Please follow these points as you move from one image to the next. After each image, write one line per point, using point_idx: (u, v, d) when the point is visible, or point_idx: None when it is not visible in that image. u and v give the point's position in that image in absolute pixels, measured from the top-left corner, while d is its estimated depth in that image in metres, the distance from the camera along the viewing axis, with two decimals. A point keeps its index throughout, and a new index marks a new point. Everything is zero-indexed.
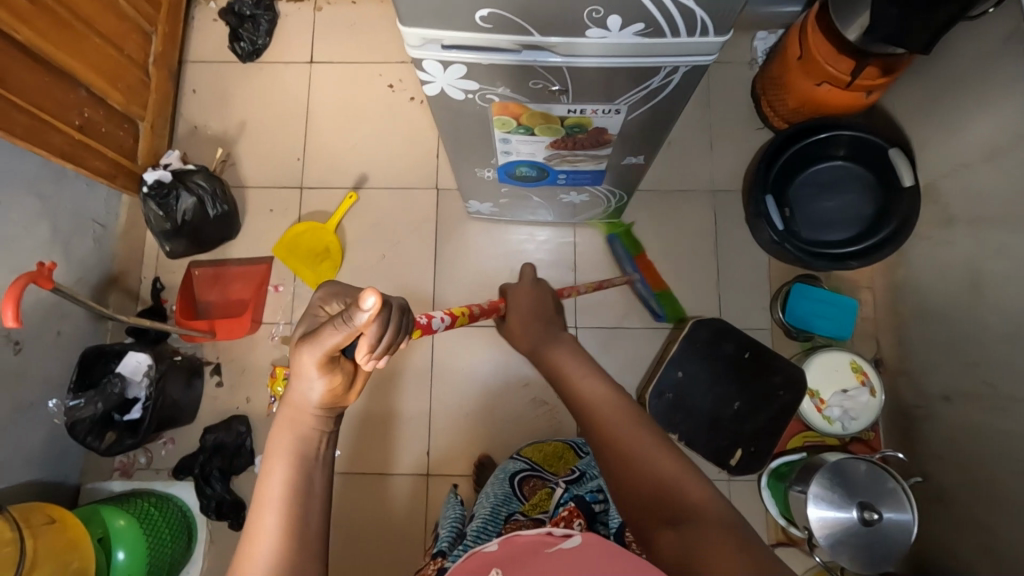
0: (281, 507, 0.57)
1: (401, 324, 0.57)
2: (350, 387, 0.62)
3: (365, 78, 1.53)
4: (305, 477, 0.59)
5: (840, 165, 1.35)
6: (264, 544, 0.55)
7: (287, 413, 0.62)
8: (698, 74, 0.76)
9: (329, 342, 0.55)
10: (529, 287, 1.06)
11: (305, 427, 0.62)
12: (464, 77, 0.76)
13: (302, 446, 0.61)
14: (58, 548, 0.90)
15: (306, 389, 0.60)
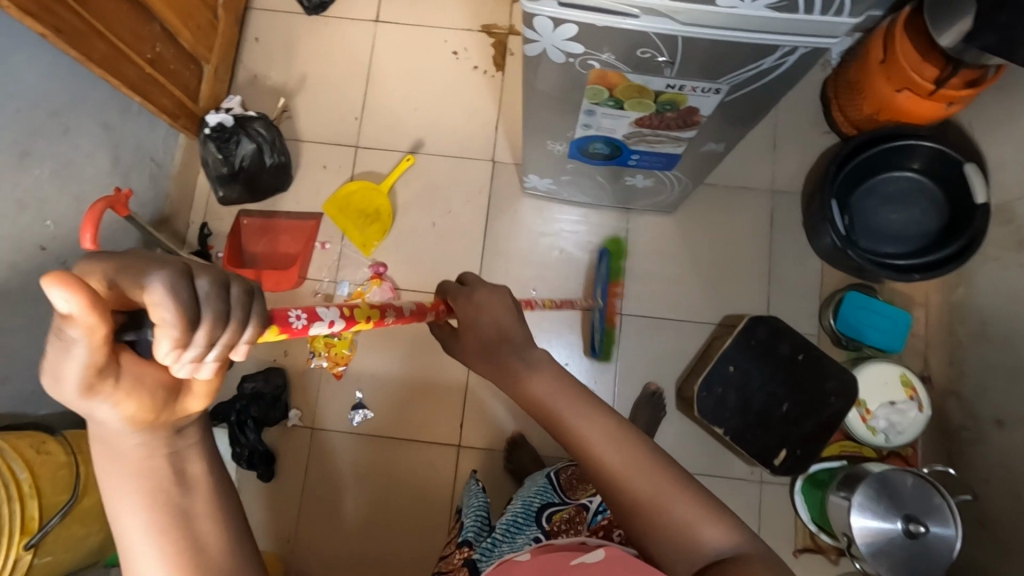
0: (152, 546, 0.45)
1: (223, 298, 0.37)
2: (167, 403, 0.44)
3: (429, 43, 1.51)
4: (174, 515, 0.45)
5: (908, 177, 1.33)
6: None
7: (97, 449, 0.44)
8: (812, 58, 0.74)
9: (75, 359, 0.37)
10: (486, 293, 0.83)
11: (136, 455, 0.45)
12: (571, 39, 0.74)
13: (151, 469, 0.45)
14: None
15: (97, 414, 0.41)
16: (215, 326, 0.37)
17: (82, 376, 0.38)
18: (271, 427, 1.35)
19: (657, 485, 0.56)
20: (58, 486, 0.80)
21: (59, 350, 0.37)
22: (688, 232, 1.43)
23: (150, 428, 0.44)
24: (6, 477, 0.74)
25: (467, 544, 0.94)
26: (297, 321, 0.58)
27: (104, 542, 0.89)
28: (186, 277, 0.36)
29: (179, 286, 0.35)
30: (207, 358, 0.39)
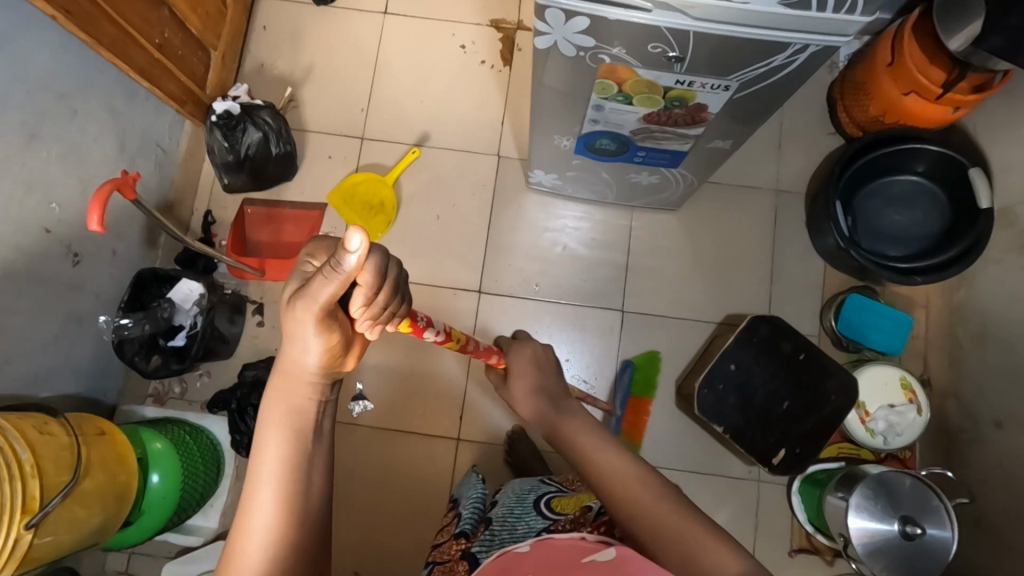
0: (274, 493, 0.51)
1: (401, 278, 0.52)
2: (342, 354, 0.55)
3: (437, 36, 1.51)
4: (299, 472, 0.53)
5: (912, 181, 1.33)
6: (261, 522, 0.51)
7: (280, 382, 0.55)
8: (823, 55, 0.74)
9: (320, 294, 0.48)
10: (534, 346, 0.99)
11: (298, 401, 0.55)
12: (582, 32, 0.74)
13: (301, 419, 0.54)
14: (108, 461, 0.90)
15: (301, 354, 0.53)
16: (391, 296, 0.52)
17: (326, 306, 0.49)
18: None
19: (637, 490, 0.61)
20: (61, 466, 0.81)
21: (325, 281, 0.48)
22: (691, 231, 1.43)
23: (326, 373, 0.55)
24: (7, 457, 0.74)
25: (465, 536, 0.94)
26: (424, 321, 0.72)
27: (104, 524, 0.90)
28: (388, 259, 0.50)
29: (383, 262, 0.49)
30: (378, 319, 0.53)
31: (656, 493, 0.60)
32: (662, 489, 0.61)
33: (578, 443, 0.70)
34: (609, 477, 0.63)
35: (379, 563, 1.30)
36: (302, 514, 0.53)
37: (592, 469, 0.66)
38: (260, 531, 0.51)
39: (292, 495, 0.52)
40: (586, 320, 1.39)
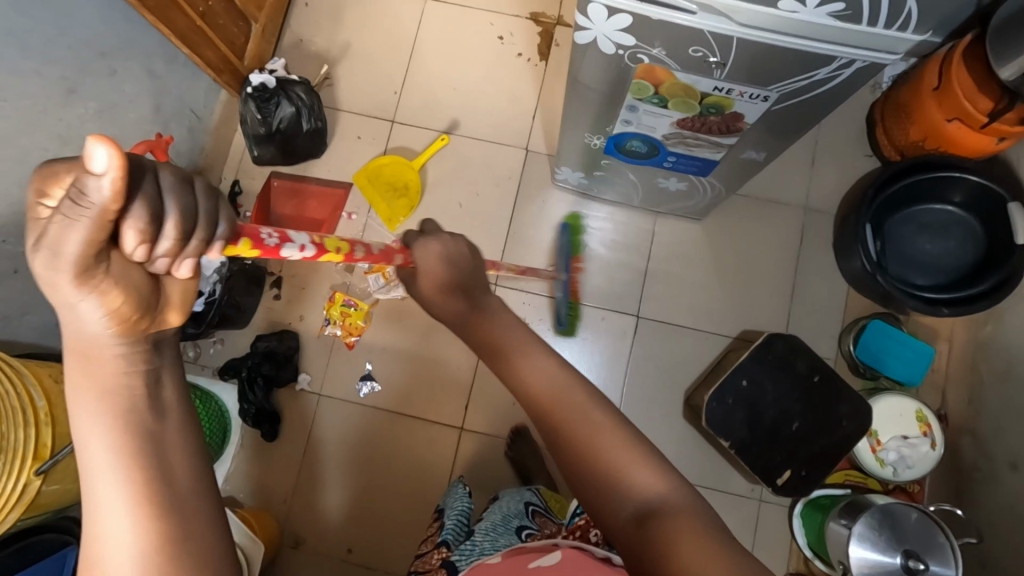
0: (120, 489, 0.41)
1: (190, 200, 0.40)
2: (147, 312, 0.42)
3: (477, 26, 1.50)
4: (150, 458, 0.43)
5: (947, 210, 1.30)
6: (111, 519, 0.41)
7: (74, 362, 0.42)
8: (870, 71, 0.72)
9: (71, 241, 0.36)
10: (438, 243, 0.75)
11: (111, 383, 0.42)
12: (624, 30, 0.73)
13: (122, 400, 0.43)
14: None
15: (81, 320, 0.40)
16: (181, 231, 0.39)
17: (80, 253, 0.36)
18: (279, 388, 1.37)
19: (593, 426, 0.56)
20: None
21: (68, 221, 0.35)
22: (714, 243, 1.41)
23: (132, 339, 0.42)
24: (24, 402, 0.76)
25: (444, 547, 0.94)
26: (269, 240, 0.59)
27: None
28: (151, 177, 0.37)
29: (143, 181, 0.37)
30: (179, 254, 0.40)
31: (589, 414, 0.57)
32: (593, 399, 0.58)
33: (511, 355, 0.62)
34: (550, 397, 0.58)
35: (373, 542, 1.31)
36: (167, 500, 0.43)
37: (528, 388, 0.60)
38: (116, 544, 0.41)
39: (148, 489, 0.42)
40: (596, 322, 1.38)
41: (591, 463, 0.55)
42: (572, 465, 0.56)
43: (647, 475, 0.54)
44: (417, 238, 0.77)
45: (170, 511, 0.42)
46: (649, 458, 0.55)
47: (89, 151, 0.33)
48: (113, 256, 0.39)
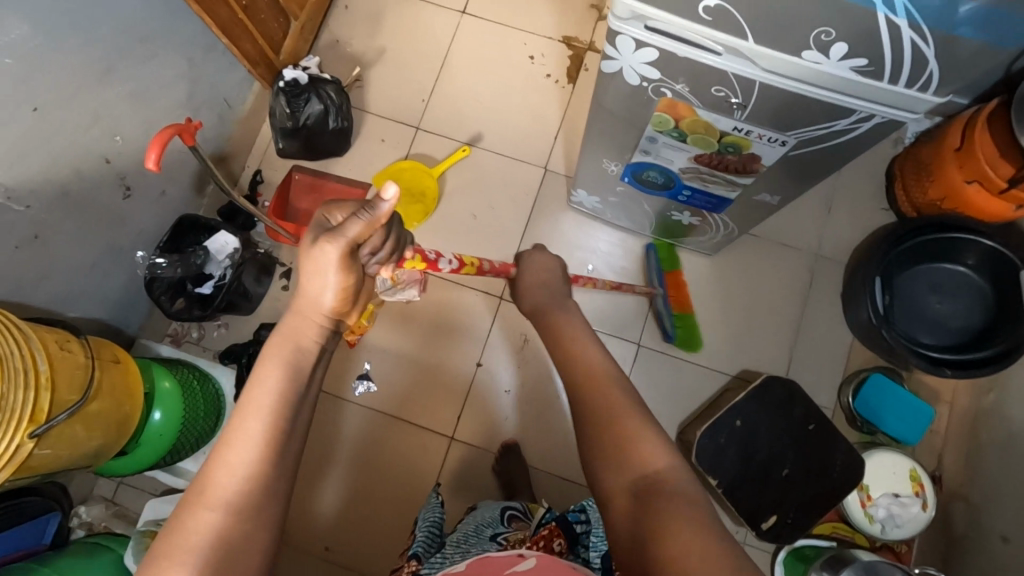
0: (261, 431, 0.54)
1: (400, 232, 0.63)
2: (350, 303, 0.62)
3: (509, 44, 1.53)
4: (290, 414, 0.56)
5: (960, 271, 1.29)
6: (241, 453, 0.53)
7: (291, 321, 0.60)
8: (887, 128, 0.72)
9: (349, 232, 0.56)
10: (541, 255, 0.91)
11: (304, 341, 0.60)
12: (650, 63, 0.74)
13: (298, 368, 0.59)
14: (118, 390, 0.93)
15: (319, 293, 0.59)
16: (393, 250, 0.63)
17: (351, 241, 0.56)
18: None
19: (615, 400, 0.60)
20: (75, 387, 0.84)
21: (356, 221, 0.56)
22: (722, 281, 1.41)
23: (335, 315, 0.62)
24: (26, 366, 0.77)
25: (415, 557, 0.92)
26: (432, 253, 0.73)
27: (101, 449, 0.92)
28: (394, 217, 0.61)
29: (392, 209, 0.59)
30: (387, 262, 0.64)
31: (618, 403, 0.59)
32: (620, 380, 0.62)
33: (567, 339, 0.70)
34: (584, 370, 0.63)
35: (355, 546, 1.31)
36: (275, 460, 0.54)
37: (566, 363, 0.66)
38: (236, 476, 0.52)
39: (273, 445, 0.54)
40: None
41: (603, 426, 0.58)
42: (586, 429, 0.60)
43: (650, 449, 0.56)
44: (528, 252, 0.92)
45: (276, 470, 0.54)
46: (658, 436, 0.57)
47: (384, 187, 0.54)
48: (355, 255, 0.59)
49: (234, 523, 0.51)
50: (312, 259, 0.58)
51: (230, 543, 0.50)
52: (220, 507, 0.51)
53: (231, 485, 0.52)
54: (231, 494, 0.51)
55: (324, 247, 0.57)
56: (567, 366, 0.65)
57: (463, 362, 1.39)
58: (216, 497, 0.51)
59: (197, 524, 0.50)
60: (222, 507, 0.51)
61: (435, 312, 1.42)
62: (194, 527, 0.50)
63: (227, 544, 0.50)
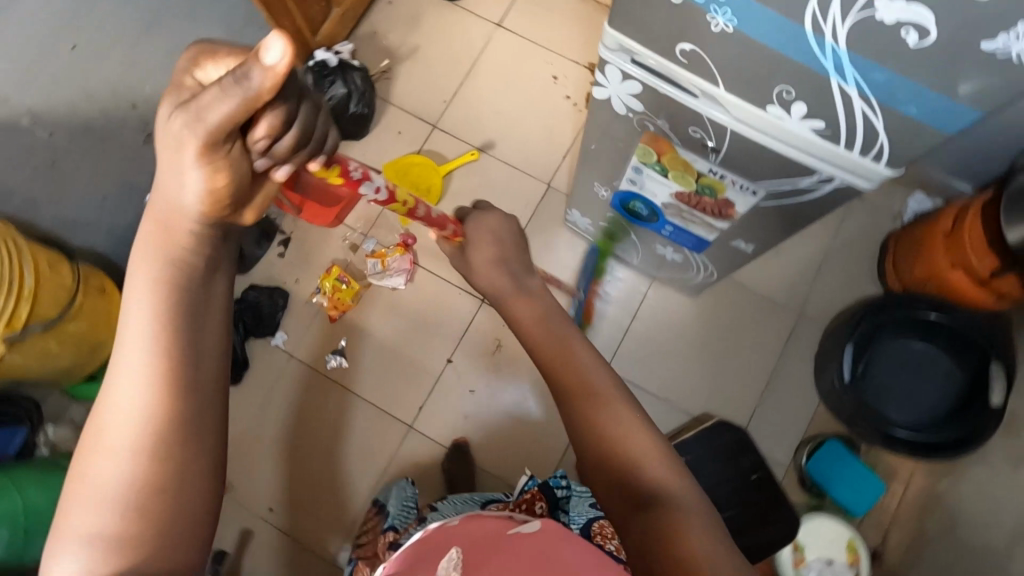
0: (142, 368, 0.51)
1: (314, 120, 0.55)
2: (235, 205, 0.57)
3: (536, 61, 1.59)
4: (175, 347, 0.53)
5: (935, 352, 1.28)
6: (128, 390, 0.51)
7: (153, 232, 0.55)
8: (848, 193, 0.75)
9: (216, 109, 0.47)
10: (494, 219, 0.94)
11: (175, 254, 0.55)
12: (636, 95, 0.78)
13: (176, 280, 0.55)
14: (97, 318, 0.99)
15: (181, 188, 0.53)
16: (297, 138, 0.54)
17: (218, 124, 0.48)
18: (255, 339, 1.43)
19: (618, 414, 0.66)
20: (57, 303, 0.90)
21: (222, 95, 0.47)
22: (700, 322, 1.43)
23: (210, 217, 0.56)
24: (14, 275, 0.83)
25: (393, 530, 0.96)
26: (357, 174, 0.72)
27: (71, 366, 0.98)
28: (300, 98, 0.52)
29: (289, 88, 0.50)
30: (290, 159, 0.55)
31: (636, 419, 0.66)
32: (624, 401, 0.67)
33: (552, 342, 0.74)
34: (579, 385, 0.69)
35: (300, 516, 1.34)
36: (174, 394, 0.52)
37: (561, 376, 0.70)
38: (127, 414, 0.50)
39: (169, 379, 0.52)
40: None
41: (607, 441, 0.64)
42: (590, 445, 0.65)
43: (660, 466, 0.63)
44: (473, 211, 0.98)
45: (179, 403, 0.52)
46: (661, 449, 0.64)
47: (265, 44, 0.45)
48: (235, 143, 0.52)
49: (141, 465, 0.50)
50: (167, 141, 0.50)
51: (143, 482, 0.50)
52: (122, 449, 0.50)
53: (126, 426, 0.50)
54: (129, 436, 0.50)
55: (180, 120, 0.49)
56: (566, 380, 0.70)
57: (436, 356, 1.42)
58: (116, 441, 0.50)
59: (102, 469, 0.49)
60: (122, 451, 0.50)
61: (418, 303, 1.45)
62: (99, 469, 0.50)
63: (140, 484, 0.49)
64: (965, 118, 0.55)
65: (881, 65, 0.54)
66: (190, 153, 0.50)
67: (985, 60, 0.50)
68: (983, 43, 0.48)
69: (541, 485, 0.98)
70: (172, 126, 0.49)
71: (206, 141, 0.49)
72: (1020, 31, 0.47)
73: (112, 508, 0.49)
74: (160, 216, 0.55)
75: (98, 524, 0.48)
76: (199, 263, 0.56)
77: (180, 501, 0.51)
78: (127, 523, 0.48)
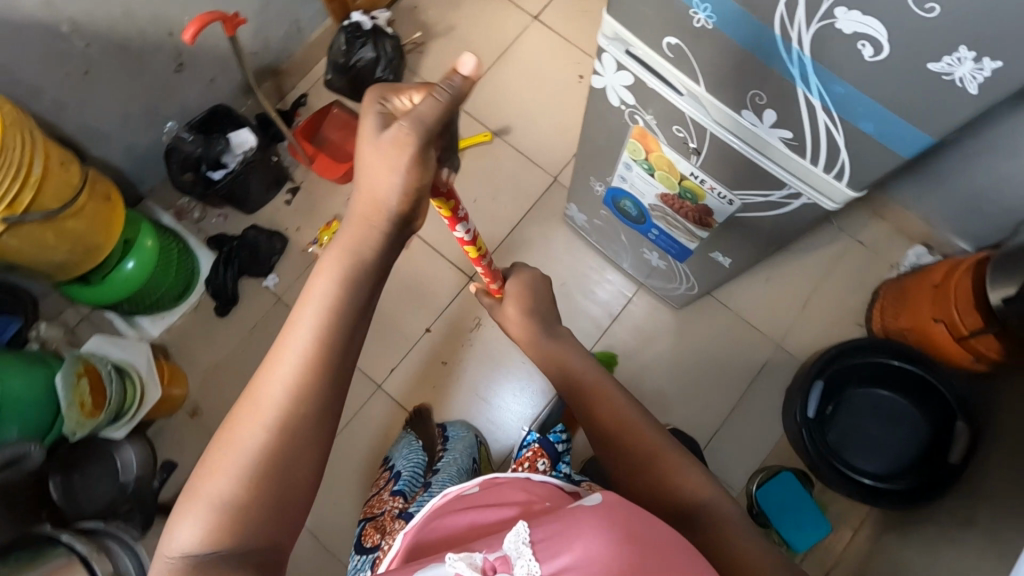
0: (303, 354, 0.51)
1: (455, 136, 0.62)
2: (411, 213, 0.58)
3: (565, 58, 1.62)
4: (337, 342, 0.52)
5: (904, 403, 1.29)
6: (281, 372, 0.51)
7: (350, 240, 0.56)
8: (815, 211, 0.76)
9: (423, 113, 0.55)
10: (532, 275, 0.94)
11: (356, 250, 0.56)
12: (627, 87, 0.81)
13: (352, 280, 0.55)
14: (97, 222, 1.05)
15: (389, 186, 0.55)
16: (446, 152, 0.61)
17: (428, 122, 0.55)
18: (248, 277, 1.48)
19: (650, 443, 0.69)
20: (60, 199, 0.96)
21: (434, 98, 0.55)
22: (679, 336, 1.44)
23: (392, 222, 0.57)
24: (25, 162, 0.89)
25: (402, 497, 1.07)
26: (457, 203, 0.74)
27: (67, 264, 1.04)
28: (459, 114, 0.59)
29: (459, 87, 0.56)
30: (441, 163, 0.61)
31: (663, 445, 0.69)
32: (651, 428, 0.71)
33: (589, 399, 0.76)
34: (617, 420, 0.72)
35: None
36: (318, 382, 0.51)
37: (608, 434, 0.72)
38: (272, 390, 0.50)
39: (317, 366, 0.51)
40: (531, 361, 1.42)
41: (652, 473, 0.67)
42: (640, 482, 0.67)
43: (694, 481, 0.65)
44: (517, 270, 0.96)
45: (313, 383, 0.51)
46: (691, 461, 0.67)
47: (461, 61, 0.55)
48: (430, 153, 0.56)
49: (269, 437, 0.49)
50: (387, 150, 0.55)
51: (271, 458, 0.49)
52: (263, 424, 0.49)
53: (274, 402, 0.50)
54: (272, 411, 0.50)
55: (392, 130, 0.54)
56: (601, 409, 0.74)
57: (417, 324, 1.46)
58: (262, 415, 0.50)
59: (244, 442, 0.49)
60: (264, 427, 0.49)
61: (409, 270, 1.49)
62: (239, 442, 0.49)
63: (270, 456, 0.49)
64: (917, 141, 0.58)
65: (841, 78, 0.56)
66: (403, 172, 0.55)
67: (931, 81, 0.52)
68: (930, 63, 0.50)
69: (542, 439, 0.94)
70: (385, 137, 0.55)
71: (413, 157, 0.54)
72: (963, 54, 0.49)
73: (243, 480, 0.48)
74: (354, 211, 0.57)
75: (222, 488, 0.47)
76: (380, 264, 0.57)
77: (291, 488, 0.49)
78: (248, 489, 0.48)
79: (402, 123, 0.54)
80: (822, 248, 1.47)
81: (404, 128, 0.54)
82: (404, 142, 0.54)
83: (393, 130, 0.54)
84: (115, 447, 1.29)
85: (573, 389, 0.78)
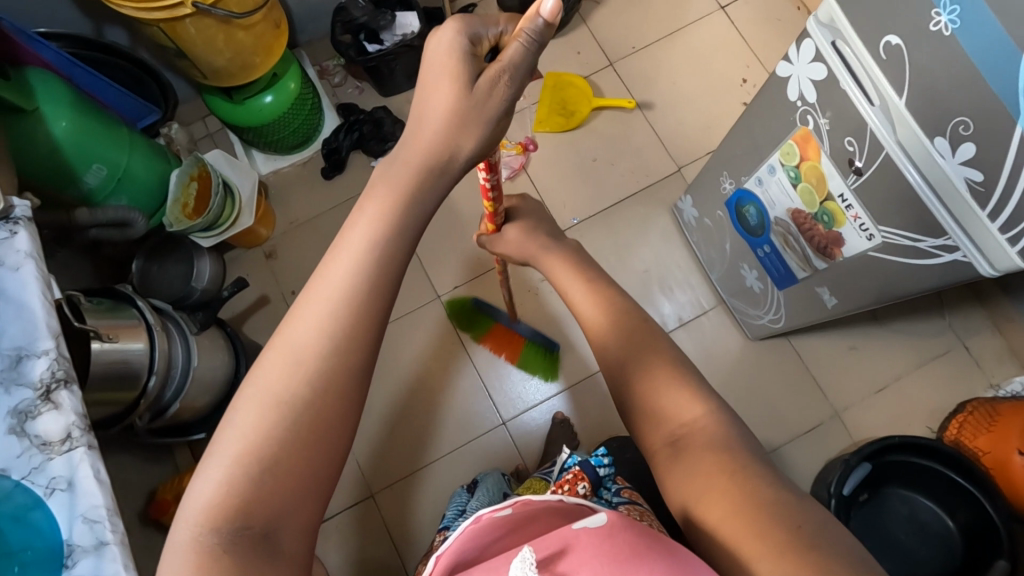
0: (331, 297, 0.48)
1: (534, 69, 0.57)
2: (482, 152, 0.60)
3: (737, 57, 1.57)
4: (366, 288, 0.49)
5: (945, 522, 1.21)
6: (307, 317, 0.48)
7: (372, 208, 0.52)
8: (964, 272, 0.72)
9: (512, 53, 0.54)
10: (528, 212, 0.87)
11: (394, 208, 0.53)
12: (814, 80, 0.76)
13: (388, 232, 0.51)
14: (260, 42, 1.12)
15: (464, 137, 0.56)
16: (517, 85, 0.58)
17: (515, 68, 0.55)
18: (360, 153, 1.52)
19: None
20: (241, 7, 1.02)
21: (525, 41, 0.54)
22: (740, 365, 1.39)
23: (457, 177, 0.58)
24: None
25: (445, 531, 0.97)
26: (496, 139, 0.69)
27: (221, 69, 1.11)
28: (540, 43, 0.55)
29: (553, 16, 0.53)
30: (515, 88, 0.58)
31: None
32: None
33: (631, 412, 0.64)
34: None
35: None
36: (347, 338, 0.48)
37: (669, 420, 0.61)
38: (302, 333, 0.47)
39: (350, 309, 0.48)
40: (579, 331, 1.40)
41: None
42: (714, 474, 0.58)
43: None
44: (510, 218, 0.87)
45: (348, 321, 0.48)
46: None
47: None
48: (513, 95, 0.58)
49: (308, 376, 0.46)
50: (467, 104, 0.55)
51: (306, 411, 0.46)
52: (294, 360, 0.46)
53: (304, 344, 0.47)
54: (299, 355, 0.47)
55: (489, 74, 0.54)
56: None
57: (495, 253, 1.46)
58: (292, 364, 0.46)
59: (269, 384, 0.46)
60: (293, 374, 0.46)
61: None
62: (262, 389, 0.46)
63: (306, 410, 0.46)
64: None
65: None
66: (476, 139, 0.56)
67: None
68: None
69: (581, 462, 0.79)
70: (478, 90, 0.54)
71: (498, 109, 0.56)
72: None
73: (271, 435, 0.45)
74: (402, 159, 0.55)
75: (248, 434, 0.44)
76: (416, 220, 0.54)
77: (323, 455, 0.46)
78: (281, 445, 0.45)
79: (498, 71, 0.54)
80: (922, 339, 1.38)
81: (501, 74, 0.55)
82: (496, 90, 0.55)
83: (488, 77, 0.54)
84: (197, 253, 1.32)
85: (634, 356, 0.66)
